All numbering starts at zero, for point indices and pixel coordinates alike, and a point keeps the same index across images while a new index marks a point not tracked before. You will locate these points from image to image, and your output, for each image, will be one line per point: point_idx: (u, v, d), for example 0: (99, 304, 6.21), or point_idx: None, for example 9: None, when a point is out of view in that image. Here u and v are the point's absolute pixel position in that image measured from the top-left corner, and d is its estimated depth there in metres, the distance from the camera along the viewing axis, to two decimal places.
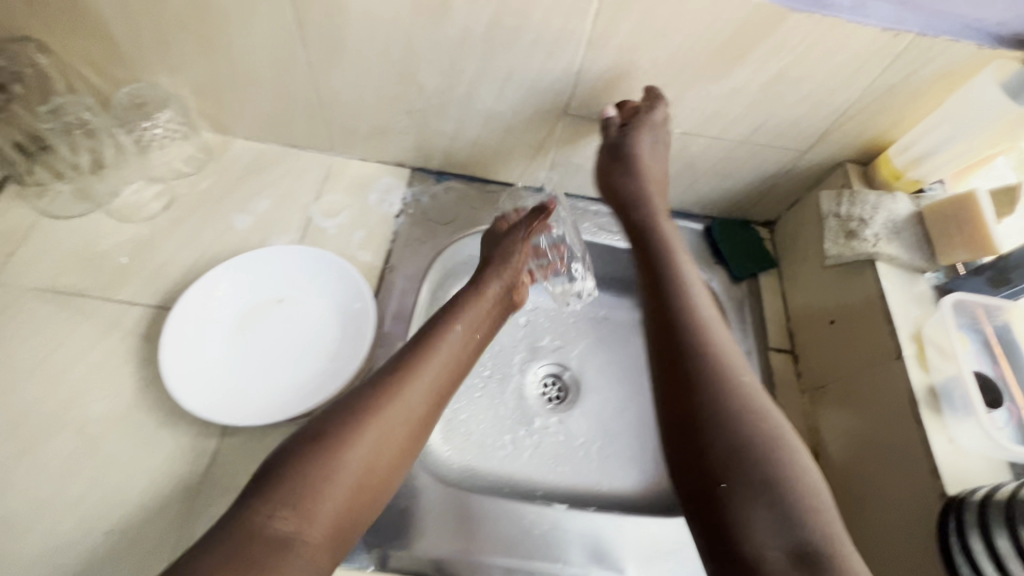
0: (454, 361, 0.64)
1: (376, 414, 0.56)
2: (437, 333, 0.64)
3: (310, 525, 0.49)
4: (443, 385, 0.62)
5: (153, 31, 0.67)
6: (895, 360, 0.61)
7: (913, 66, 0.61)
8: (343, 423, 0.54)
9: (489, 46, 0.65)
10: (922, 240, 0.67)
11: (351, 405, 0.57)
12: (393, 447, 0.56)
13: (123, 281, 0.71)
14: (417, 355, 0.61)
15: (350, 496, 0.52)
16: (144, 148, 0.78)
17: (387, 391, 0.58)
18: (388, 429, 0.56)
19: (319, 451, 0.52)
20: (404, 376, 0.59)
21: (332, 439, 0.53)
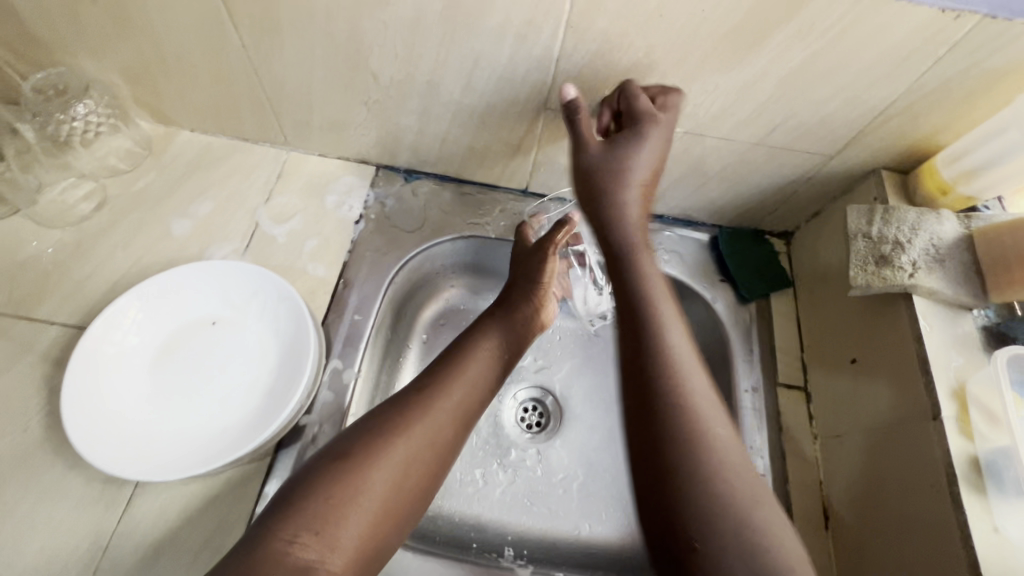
0: (486, 378, 0.60)
1: (405, 431, 0.52)
2: (466, 351, 0.61)
3: (335, 550, 0.45)
4: (473, 403, 0.58)
5: (59, 9, 0.57)
6: (931, 422, 0.51)
7: (975, 57, 0.49)
8: (367, 443, 0.51)
9: (450, 27, 0.53)
10: (971, 271, 0.56)
11: (375, 420, 0.53)
12: (419, 468, 0.52)
13: (41, 296, 0.63)
14: (446, 373, 0.58)
15: (377, 523, 0.48)
16: (64, 145, 0.68)
17: (413, 410, 0.54)
18: (415, 449, 0.52)
19: (342, 471, 0.49)
20: (432, 394, 0.56)
21: (354, 459, 0.50)
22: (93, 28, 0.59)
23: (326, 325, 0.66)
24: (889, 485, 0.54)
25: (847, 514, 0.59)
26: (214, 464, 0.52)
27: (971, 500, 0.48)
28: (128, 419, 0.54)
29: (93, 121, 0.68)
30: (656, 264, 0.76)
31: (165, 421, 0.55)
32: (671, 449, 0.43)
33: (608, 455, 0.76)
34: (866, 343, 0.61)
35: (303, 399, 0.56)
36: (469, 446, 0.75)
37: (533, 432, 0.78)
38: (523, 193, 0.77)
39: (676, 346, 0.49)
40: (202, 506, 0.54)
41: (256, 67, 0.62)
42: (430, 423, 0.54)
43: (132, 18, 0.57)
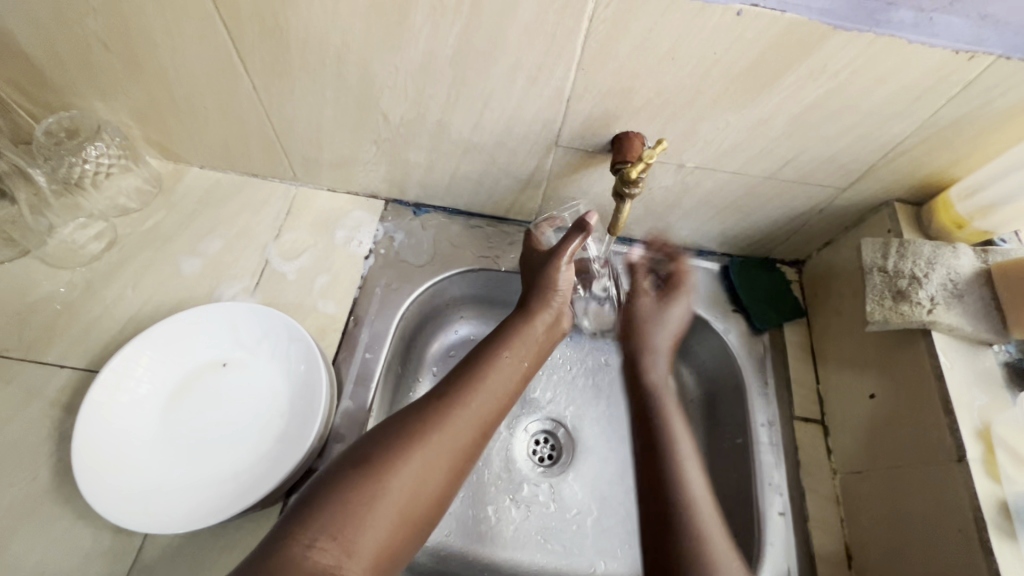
0: (507, 385, 0.55)
1: (425, 438, 0.48)
2: (486, 357, 0.56)
3: (351, 558, 0.41)
4: (495, 410, 0.54)
5: (72, 56, 0.57)
6: (956, 464, 0.50)
7: (989, 95, 0.48)
8: (387, 447, 0.47)
9: (461, 70, 0.54)
10: (990, 306, 0.55)
11: (395, 424, 0.49)
12: (441, 475, 0.48)
13: (51, 339, 0.63)
14: (467, 379, 0.54)
15: (397, 531, 0.44)
16: (75, 186, 0.70)
17: (435, 413, 0.50)
18: (437, 455, 0.48)
19: (362, 475, 0.45)
20: (456, 398, 0.52)
21: (374, 463, 0.46)
22: (105, 73, 0.59)
23: (336, 364, 0.65)
24: (913, 526, 0.53)
25: (870, 553, 0.58)
26: (227, 513, 0.51)
27: (1001, 548, 0.47)
28: (141, 467, 0.54)
29: (104, 162, 0.68)
30: None
31: (177, 470, 0.55)
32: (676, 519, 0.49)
33: (622, 489, 0.74)
34: (885, 378, 0.60)
35: (315, 442, 0.56)
36: (480, 480, 0.73)
37: (546, 466, 0.76)
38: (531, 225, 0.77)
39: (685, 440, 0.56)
40: (212, 555, 0.53)
41: (266, 109, 0.62)
42: (454, 426, 0.50)
43: (145, 64, 0.58)
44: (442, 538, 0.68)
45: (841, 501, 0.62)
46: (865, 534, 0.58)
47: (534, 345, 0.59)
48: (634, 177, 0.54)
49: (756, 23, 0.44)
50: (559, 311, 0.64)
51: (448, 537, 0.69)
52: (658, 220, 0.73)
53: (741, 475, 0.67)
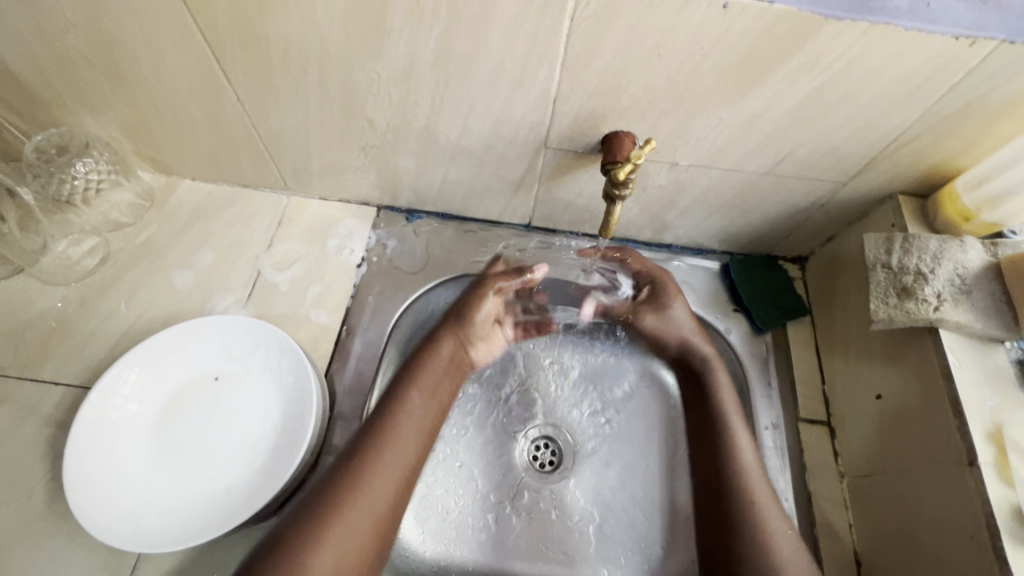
0: (418, 434, 0.57)
1: (343, 510, 0.49)
2: (392, 408, 0.57)
3: None
4: (411, 461, 0.55)
5: (58, 73, 0.57)
6: (967, 468, 0.48)
7: (993, 82, 0.46)
8: (307, 528, 0.47)
9: (443, 75, 0.53)
10: (1000, 302, 0.53)
11: (312, 499, 0.50)
12: (363, 541, 0.49)
13: (45, 356, 0.63)
14: (376, 435, 0.55)
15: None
16: (66, 205, 0.70)
17: (347, 479, 0.51)
18: (358, 523, 0.49)
19: (282, 561, 0.45)
20: (366, 460, 0.53)
21: (292, 544, 0.46)
22: (90, 90, 0.59)
23: (329, 375, 0.64)
24: (923, 531, 0.51)
25: (880, 560, 0.56)
26: (211, 534, 0.51)
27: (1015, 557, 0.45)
28: (135, 486, 0.54)
29: (94, 178, 0.68)
30: None
31: (170, 488, 0.55)
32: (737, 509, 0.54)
33: (625, 494, 0.72)
34: (892, 379, 0.58)
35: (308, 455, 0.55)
36: (479, 488, 0.72)
37: (546, 472, 0.74)
38: (526, 229, 0.76)
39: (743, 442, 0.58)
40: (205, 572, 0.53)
41: (252, 120, 0.62)
42: (369, 489, 0.51)
43: (129, 79, 0.57)
44: (442, 547, 0.68)
45: (851, 506, 0.61)
46: (874, 539, 0.57)
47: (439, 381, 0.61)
48: (623, 177, 0.53)
49: (743, 15, 0.43)
50: (471, 342, 0.66)
51: (448, 547, 0.68)
52: (654, 219, 0.71)
53: None
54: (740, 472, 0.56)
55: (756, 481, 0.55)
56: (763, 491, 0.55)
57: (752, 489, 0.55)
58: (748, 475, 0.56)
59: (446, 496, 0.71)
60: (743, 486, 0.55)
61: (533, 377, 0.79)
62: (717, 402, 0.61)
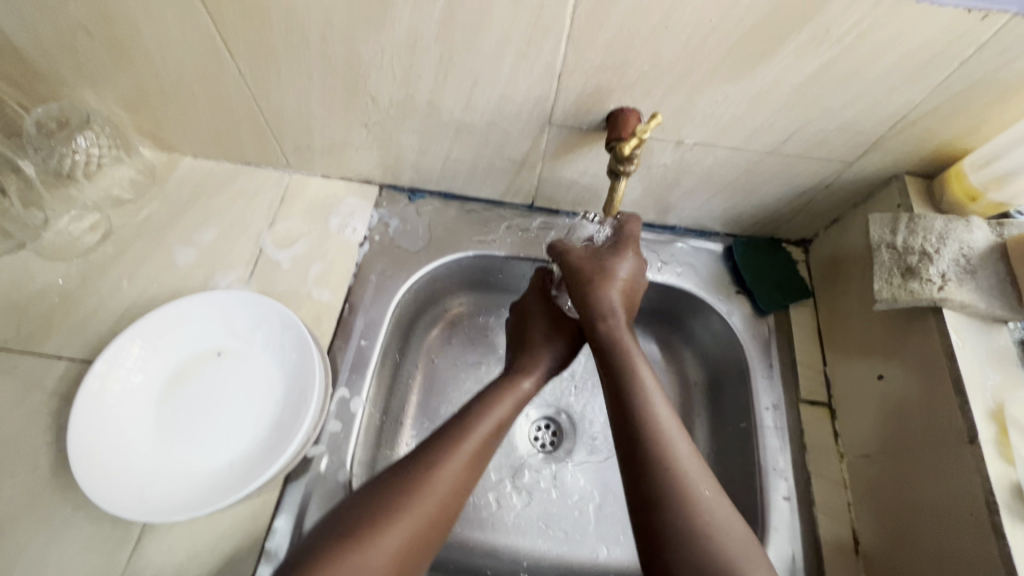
0: (487, 452, 0.55)
1: (406, 509, 0.47)
2: (471, 421, 0.55)
3: None
4: (474, 475, 0.52)
5: (58, 45, 0.56)
6: (967, 445, 0.48)
7: (1005, 57, 0.46)
8: (372, 518, 0.46)
9: (447, 47, 0.52)
10: (1005, 282, 0.53)
11: (376, 495, 0.48)
12: (420, 543, 0.47)
13: (48, 332, 0.63)
14: (453, 441, 0.53)
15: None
16: (67, 179, 0.69)
17: (413, 483, 0.48)
18: (411, 528, 0.46)
19: (346, 545, 0.44)
20: (437, 463, 0.50)
21: (347, 539, 0.44)
22: (91, 62, 0.58)
23: (331, 352, 0.64)
24: (921, 509, 0.52)
25: (879, 538, 0.56)
26: (216, 504, 0.51)
27: (1015, 533, 0.45)
28: (140, 458, 0.54)
29: (95, 153, 0.68)
30: (668, 277, 0.73)
31: (174, 460, 0.55)
32: (661, 502, 0.45)
33: (625, 475, 0.73)
34: (893, 359, 0.58)
35: (310, 428, 0.55)
36: None
37: (547, 452, 0.75)
38: (528, 209, 0.76)
39: (660, 407, 0.51)
40: (208, 546, 0.54)
41: (253, 94, 0.61)
42: (432, 496, 0.48)
43: (129, 50, 0.57)
44: None
45: (849, 486, 0.61)
46: (872, 517, 0.57)
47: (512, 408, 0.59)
48: (628, 153, 0.52)
49: None
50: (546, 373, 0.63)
51: (448, 524, 0.68)
52: (658, 200, 0.71)
53: (745, 460, 0.65)
54: (669, 456, 0.47)
55: (692, 474, 0.46)
56: (688, 451, 0.48)
57: (674, 466, 0.46)
58: (664, 432, 0.49)
59: None
60: (666, 476, 0.46)
61: None
62: (633, 384, 0.52)
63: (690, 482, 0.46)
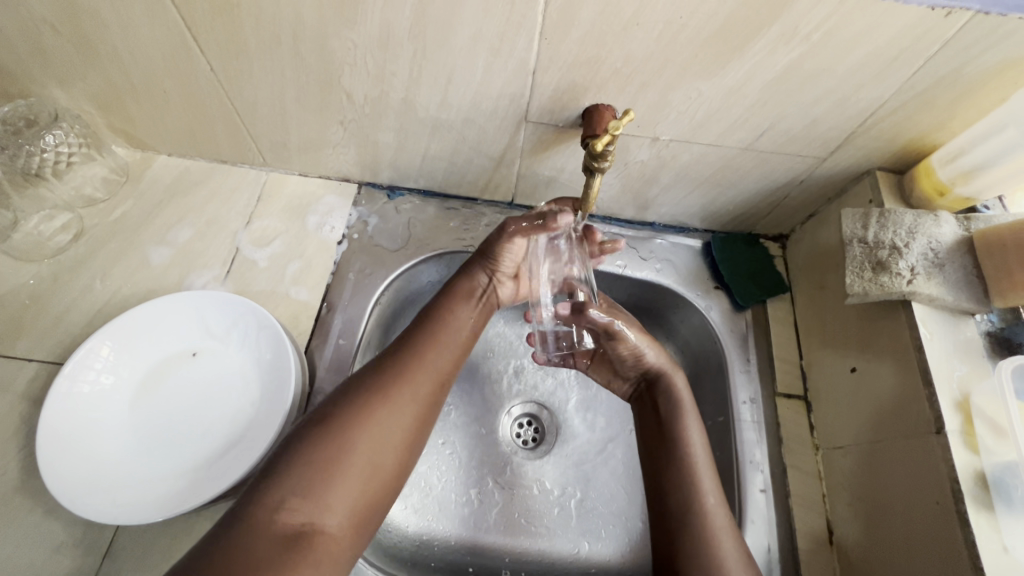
0: (460, 343, 0.56)
1: (386, 398, 0.48)
2: (439, 316, 0.56)
3: (325, 514, 0.41)
4: (450, 367, 0.54)
5: (22, 38, 0.55)
6: (934, 436, 0.49)
7: (969, 55, 0.46)
8: (349, 407, 0.46)
9: (421, 44, 0.52)
10: (971, 276, 0.54)
11: (354, 386, 0.49)
12: (403, 432, 0.48)
13: (18, 334, 0.62)
14: (424, 336, 0.54)
15: (372, 482, 0.45)
16: (36, 178, 0.67)
17: (391, 372, 0.50)
18: (399, 407, 0.48)
19: (327, 432, 0.45)
20: (410, 355, 0.52)
21: (335, 421, 0.45)
22: (58, 59, 0.57)
23: (309, 352, 0.64)
24: (891, 498, 0.53)
25: (853, 531, 0.57)
26: (190, 506, 0.50)
27: (979, 521, 0.46)
28: (112, 462, 0.53)
29: (64, 151, 0.66)
30: (648, 273, 0.73)
31: (148, 463, 0.54)
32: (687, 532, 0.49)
33: (606, 470, 0.73)
34: (865, 352, 0.59)
35: (287, 427, 0.55)
36: (462, 464, 0.72)
37: (529, 448, 0.75)
38: (508, 206, 0.76)
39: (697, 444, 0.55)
40: (184, 547, 0.53)
41: (227, 91, 0.60)
42: (412, 380, 0.50)
43: (97, 47, 0.56)
44: (425, 522, 0.68)
45: (824, 477, 0.62)
46: (844, 509, 0.58)
47: (474, 303, 0.59)
48: (601, 150, 0.52)
49: None
50: (498, 277, 0.61)
51: (431, 521, 0.68)
52: (636, 196, 0.71)
53: (723, 452, 0.66)
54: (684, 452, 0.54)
55: (717, 525, 0.50)
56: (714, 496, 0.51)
57: (704, 509, 0.50)
58: (700, 478, 0.52)
59: (429, 473, 0.71)
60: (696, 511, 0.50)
61: (505, 373, 0.79)
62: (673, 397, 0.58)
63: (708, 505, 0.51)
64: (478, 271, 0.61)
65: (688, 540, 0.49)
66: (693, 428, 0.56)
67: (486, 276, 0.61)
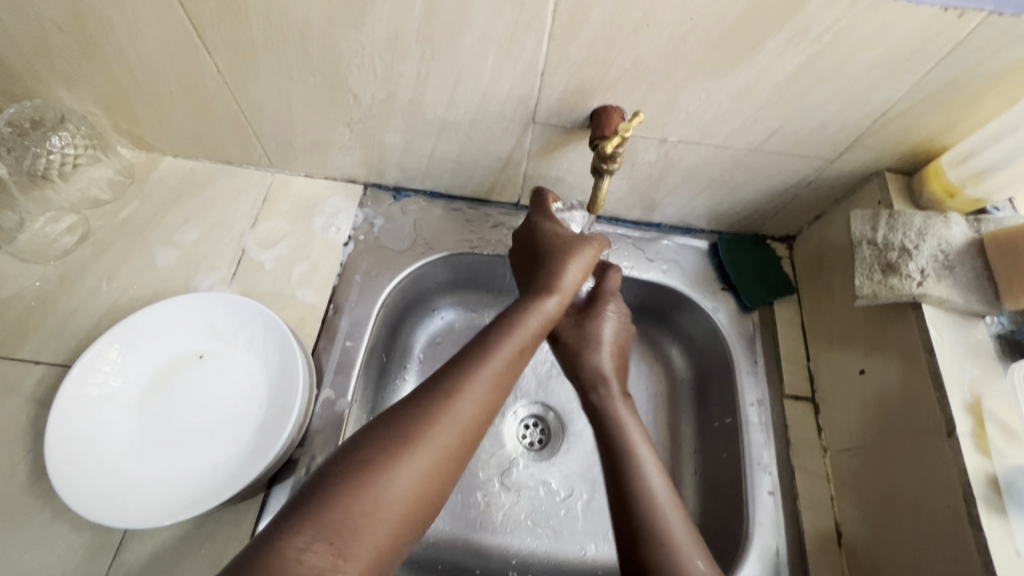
0: (510, 373, 0.53)
1: (425, 439, 0.45)
2: (492, 347, 0.53)
3: (349, 563, 0.39)
4: (494, 404, 0.51)
5: (29, 40, 0.55)
6: (945, 439, 0.49)
7: (981, 55, 0.46)
8: (387, 449, 0.44)
9: (429, 45, 0.51)
10: (981, 277, 0.54)
11: (393, 423, 0.46)
12: (441, 475, 0.45)
13: (24, 336, 0.62)
14: (471, 368, 0.51)
15: (399, 528, 0.42)
16: (42, 179, 0.67)
17: (433, 410, 0.47)
18: (438, 452, 0.45)
19: (364, 473, 0.42)
20: (455, 391, 0.49)
21: (372, 462, 0.43)
22: (65, 61, 0.57)
23: (316, 354, 0.64)
24: (901, 501, 0.52)
25: (862, 533, 0.57)
26: (198, 509, 0.50)
27: (990, 525, 0.46)
28: (119, 464, 0.53)
29: (71, 153, 0.66)
30: (655, 274, 0.73)
31: (156, 465, 0.54)
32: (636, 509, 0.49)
33: None
34: (875, 354, 0.59)
35: (295, 430, 0.55)
36: (468, 465, 0.72)
37: (535, 450, 0.75)
38: (515, 208, 0.75)
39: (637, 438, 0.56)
40: (192, 550, 0.53)
41: (234, 92, 0.60)
42: (455, 423, 0.47)
43: (104, 48, 0.55)
44: (431, 524, 0.68)
45: (832, 479, 0.62)
46: (853, 511, 0.58)
47: (535, 332, 0.56)
48: (611, 152, 0.52)
49: None
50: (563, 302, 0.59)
51: (437, 523, 0.68)
52: (643, 198, 0.71)
53: (730, 454, 0.66)
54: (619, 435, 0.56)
55: (663, 502, 0.50)
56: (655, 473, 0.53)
57: (645, 486, 0.51)
58: (637, 456, 0.54)
59: None
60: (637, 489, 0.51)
61: (512, 374, 0.79)
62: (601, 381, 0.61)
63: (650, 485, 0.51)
64: (542, 291, 0.58)
65: (636, 512, 0.49)
66: (625, 413, 0.58)
67: (557, 302, 0.58)
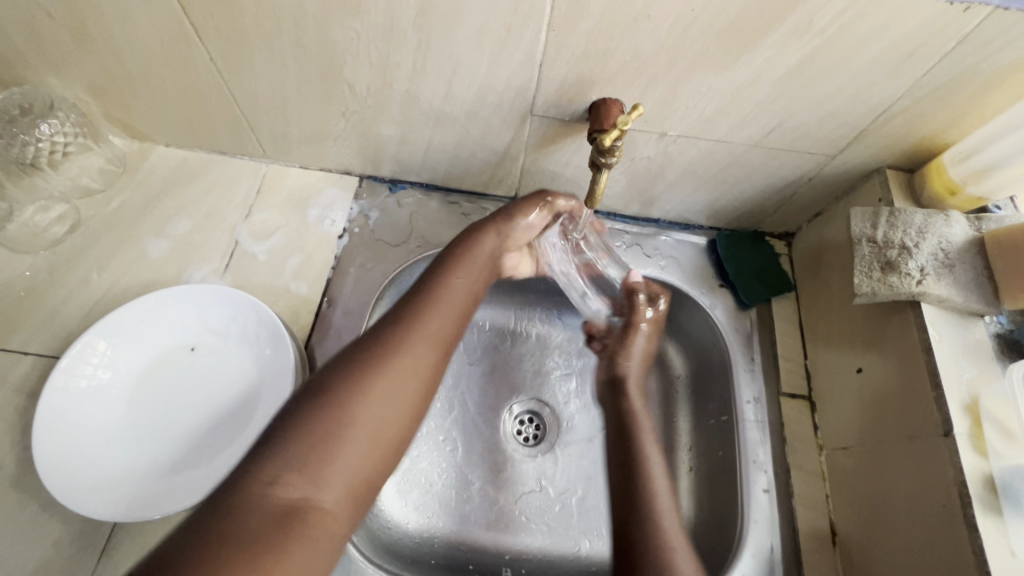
0: (460, 306, 0.55)
1: (383, 367, 0.47)
2: (438, 284, 0.55)
3: (322, 489, 0.41)
4: (444, 331, 0.52)
5: (17, 24, 0.53)
6: (942, 438, 0.49)
7: (987, 50, 0.45)
8: (342, 378, 0.45)
9: (426, 34, 0.50)
10: (981, 277, 0.53)
11: (349, 355, 0.48)
12: (405, 402, 0.47)
13: (15, 326, 0.61)
14: (423, 301, 0.53)
15: (373, 451, 0.44)
16: (31, 168, 0.65)
17: (387, 343, 0.49)
18: (393, 380, 0.47)
19: (320, 403, 0.44)
20: (407, 324, 0.51)
21: (332, 394, 0.44)
22: (54, 47, 0.56)
23: (309, 347, 0.63)
24: (896, 500, 0.52)
25: (855, 531, 0.57)
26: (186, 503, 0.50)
27: (986, 525, 0.46)
28: (106, 458, 0.53)
29: (60, 140, 0.65)
30: (652, 270, 0.73)
31: (143, 459, 0.54)
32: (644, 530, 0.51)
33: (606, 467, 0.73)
34: (873, 353, 0.58)
35: None
36: (463, 461, 0.72)
37: (530, 446, 0.74)
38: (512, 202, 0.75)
39: (658, 472, 0.57)
40: None
41: (227, 81, 0.59)
42: (409, 351, 0.49)
43: (94, 35, 0.54)
44: (424, 520, 0.68)
45: (828, 478, 0.62)
46: (846, 509, 0.58)
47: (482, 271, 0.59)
48: (610, 145, 0.51)
49: None
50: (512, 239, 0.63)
51: (431, 520, 0.68)
52: (641, 192, 0.70)
53: (726, 451, 0.66)
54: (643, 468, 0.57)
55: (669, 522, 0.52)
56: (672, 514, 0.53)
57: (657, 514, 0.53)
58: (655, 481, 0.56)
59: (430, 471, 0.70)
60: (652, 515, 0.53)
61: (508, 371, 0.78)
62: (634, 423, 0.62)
63: (662, 509, 0.53)
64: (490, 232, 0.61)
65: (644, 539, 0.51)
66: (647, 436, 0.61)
67: (497, 241, 0.61)
